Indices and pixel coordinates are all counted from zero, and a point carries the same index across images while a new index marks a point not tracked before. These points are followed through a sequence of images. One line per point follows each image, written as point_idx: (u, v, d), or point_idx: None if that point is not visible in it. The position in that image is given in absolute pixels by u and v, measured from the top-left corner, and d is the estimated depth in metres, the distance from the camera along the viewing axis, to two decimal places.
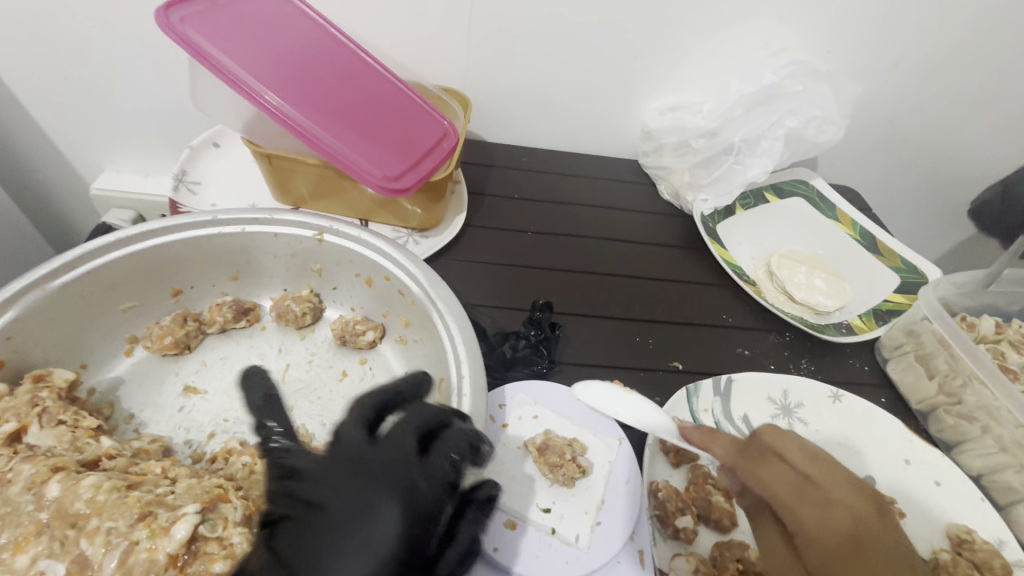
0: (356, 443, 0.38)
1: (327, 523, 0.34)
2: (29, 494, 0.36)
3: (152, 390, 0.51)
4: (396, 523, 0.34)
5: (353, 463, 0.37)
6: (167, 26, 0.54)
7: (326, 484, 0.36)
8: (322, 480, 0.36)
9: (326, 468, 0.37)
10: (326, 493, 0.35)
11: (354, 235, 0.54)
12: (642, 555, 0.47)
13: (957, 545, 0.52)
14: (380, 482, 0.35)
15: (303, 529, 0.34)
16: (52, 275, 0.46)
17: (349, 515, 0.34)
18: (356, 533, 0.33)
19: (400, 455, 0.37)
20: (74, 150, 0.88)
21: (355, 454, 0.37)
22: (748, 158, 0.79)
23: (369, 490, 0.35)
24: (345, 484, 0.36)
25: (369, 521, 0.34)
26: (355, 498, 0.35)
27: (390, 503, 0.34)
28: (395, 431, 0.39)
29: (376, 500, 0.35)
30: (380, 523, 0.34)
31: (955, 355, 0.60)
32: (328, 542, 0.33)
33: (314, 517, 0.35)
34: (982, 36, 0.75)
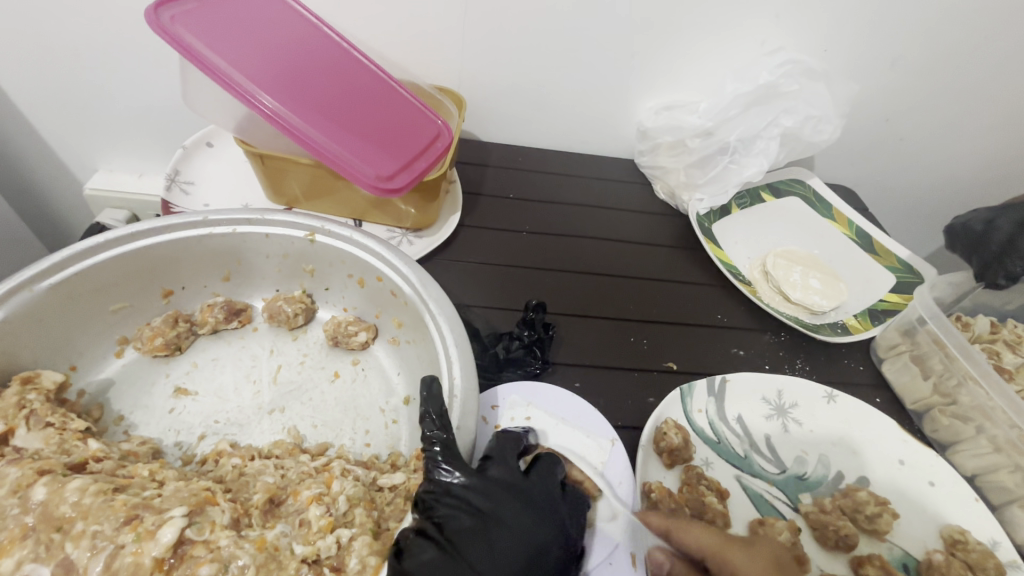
0: (512, 471, 0.44)
1: (500, 528, 0.39)
2: (15, 498, 0.35)
3: (143, 391, 0.51)
4: (554, 543, 0.40)
5: (517, 489, 0.43)
6: (157, 26, 0.54)
7: (500, 498, 0.41)
8: (488, 490, 0.41)
9: (494, 484, 0.42)
10: (498, 502, 0.40)
11: (346, 235, 0.54)
12: (634, 556, 0.46)
13: (950, 545, 0.52)
14: (547, 510, 0.42)
15: (478, 530, 0.38)
16: (41, 276, 0.46)
17: (514, 528, 0.39)
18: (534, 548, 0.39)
19: (548, 488, 0.44)
20: (67, 150, 0.88)
21: (511, 480, 0.43)
22: (743, 157, 0.79)
23: (537, 514, 0.41)
24: (515, 500, 0.41)
25: (538, 539, 0.40)
26: (520, 516, 0.40)
27: (551, 529, 0.41)
28: (543, 468, 0.46)
29: (540, 525, 0.41)
30: (546, 539, 0.40)
31: (950, 356, 0.59)
32: (497, 544, 0.38)
33: (484, 520, 0.39)
34: (979, 35, 0.74)
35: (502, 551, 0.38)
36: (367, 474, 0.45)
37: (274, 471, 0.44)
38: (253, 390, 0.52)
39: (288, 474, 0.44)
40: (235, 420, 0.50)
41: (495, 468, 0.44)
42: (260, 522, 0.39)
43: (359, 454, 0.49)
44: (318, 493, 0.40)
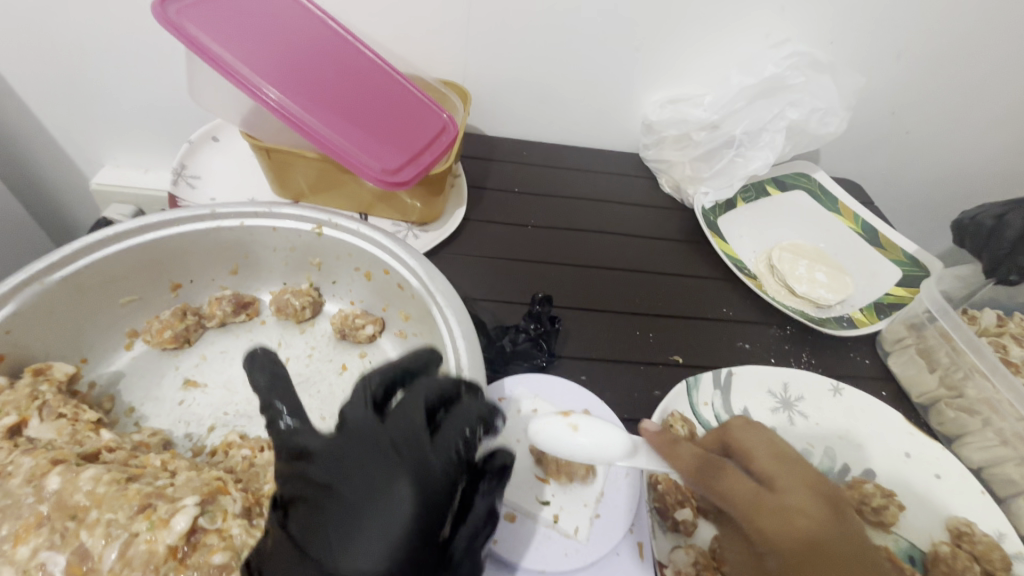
0: (366, 422, 0.39)
1: (340, 507, 0.35)
2: (29, 487, 0.36)
3: (152, 383, 0.51)
4: (403, 499, 0.34)
5: (360, 444, 0.38)
6: (164, 20, 0.54)
7: (337, 464, 0.37)
8: (331, 463, 0.37)
9: (348, 455, 0.37)
10: (341, 476, 0.36)
11: (353, 228, 0.54)
12: (641, 548, 0.47)
13: (956, 537, 0.52)
14: (394, 457, 0.36)
15: (315, 515, 0.35)
16: (51, 269, 0.46)
17: (358, 496, 0.35)
18: (373, 511, 0.34)
19: (404, 432, 0.37)
20: (72, 145, 0.88)
21: (363, 434, 0.38)
22: (749, 150, 0.79)
23: (379, 470, 0.36)
24: (357, 464, 0.36)
25: (384, 502, 0.35)
26: (362, 480, 0.36)
27: (401, 481, 0.35)
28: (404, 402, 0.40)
29: (387, 480, 0.35)
30: (392, 503, 0.34)
31: (957, 348, 0.59)
32: (338, 526, 0.34)
33: (323, 501, 0.35)
34: (988, 26, 0.74)
35: (344, 530, 0.34)
36: None
37: None
38: None
39: None
40: (244, 411, 0.50)
41: (344, 428, 0.39)
42: None
43: None
44: None
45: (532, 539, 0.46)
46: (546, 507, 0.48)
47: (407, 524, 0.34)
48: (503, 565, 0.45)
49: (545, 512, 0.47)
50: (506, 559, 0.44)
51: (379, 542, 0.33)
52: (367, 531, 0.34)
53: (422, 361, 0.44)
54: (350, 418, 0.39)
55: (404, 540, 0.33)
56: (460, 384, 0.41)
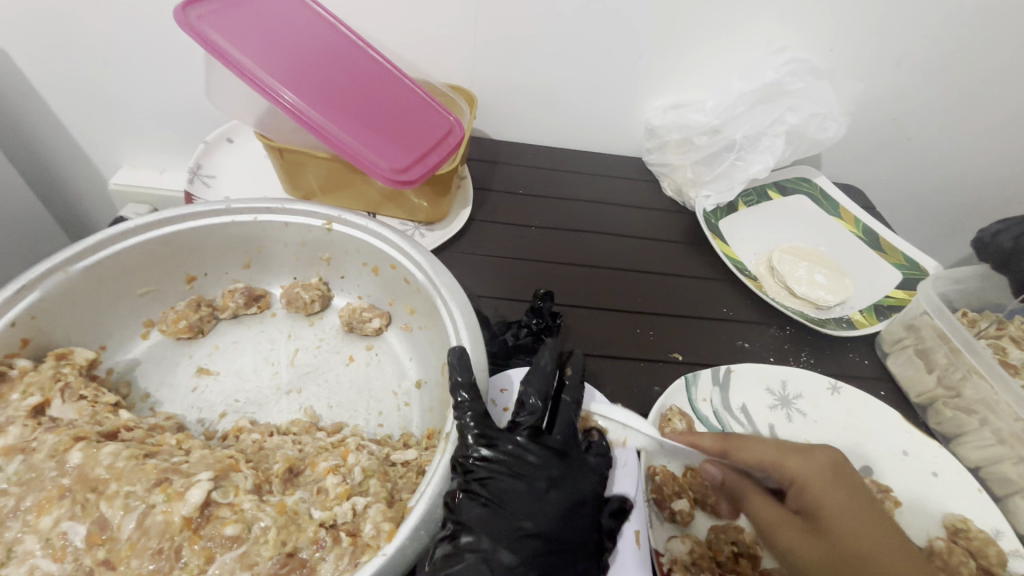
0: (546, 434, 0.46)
1: (541, 485, 0.43)
2: (52, 461, 0.38)
3: (168, 370, 0.53)
4: (592, 495, 0.45)
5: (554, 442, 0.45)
6: (185, 24, 0.56)
7: (534, 452, 0.44)
8: (530, 451, 0.44)
9: (542, 452, 0.44)
10: (540, 461, 0.44)
11: (361, 224, 0.56)
12: (638, 536, 0.46)
13: (952, 534, 0.53)
14: (579, 461, 0.46)
15: (522, 487, 0.42)
16: (75, 258, 0.48)
17: (554, 482, 0.43)
18: (568, 494, 0.43)
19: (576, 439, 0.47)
20: (92, 145, 0.91)
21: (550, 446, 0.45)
22: (749, 154, 0.80)
23: (572, 468, 0.45)
24: (553, 456, 0.44)
25: (578, 484, 0.44)
26: (561, 471, 0.44)
27: (591, 477, 0.46)
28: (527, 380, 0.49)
29: (580, 476, 0.45)
30: (589, 491, 0.45)
31: (954, 349, 0.60)
32: (541, 498, 0.42)
33: (528, 472, 0.43)
34: (986, 34, 0.75)
35: (545, 504, 0.42)
36: (381, 450, 0.47)
37: (292, 446, 0.46)
38: (271, 371, 0.54)
39: (305, 448, 0.46)
40: (255, 399, 0.52)
41: (528, 427, 0.46)
42: (280, 489, 0.41)
43: (373, 434, 0.51)
44: (334, 464, 0.42)
45: None
46: None
47: (590, 513, 0.44)
48: None
49: None
50: None
51: (571, 516, 0.42)
52: (570, 512, 0.42)
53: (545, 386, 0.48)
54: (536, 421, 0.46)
55: (591, 524, 0.44)
56: (546, 403, 0.48)
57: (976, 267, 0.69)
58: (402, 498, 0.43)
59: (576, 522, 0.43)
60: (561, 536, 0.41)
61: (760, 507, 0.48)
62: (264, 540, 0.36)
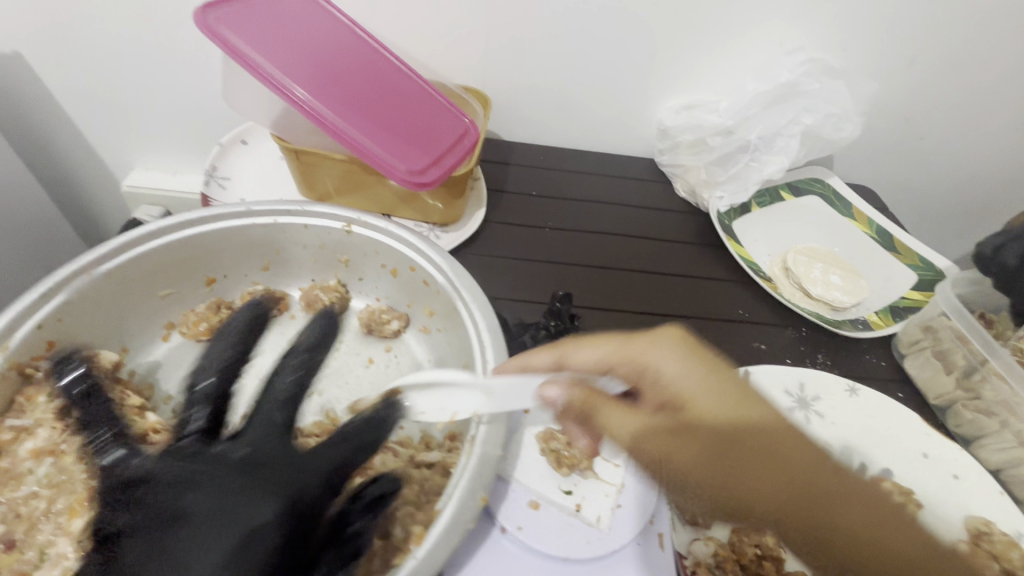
0: (264, 451, 0.40)
1: (195, 530, 0.34)
2: (81, 466, 0.40)
3: (189, 373, 0.53)
4: (267, 524, 0.36)
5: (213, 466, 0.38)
6: (206, 27, 0.56)
7: (184, 488, 0.36)
8: (161, 491, 0.36)
9: (197, 471, 0.38)
10: (188, 502, 0.36)
11: (381, 227, 0.56)
12: (662, 539, 0.46)
13: (975, 537, 0.53)
14: (261, 488, 0.37)
15: (193, 537, 0.34)
16: (98, 261, 0.49)
17: (245, 507, 0.36)
18: (225, 547, 0.34)
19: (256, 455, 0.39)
20: (105, 147, 0.91)
21: (233, 471, 0.38)
22: (764, 155, 0.80)
23: (250, 491, 0.37)
24: (211, 493, 0.36)
25: (242, 519, 0.35)
26: (203, 509, 0.35)
27: (270, 501, 0.37)
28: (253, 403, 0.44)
29: (253, 501, 0.36)
30: (257, 521, 0.35)
31: (974, 351, 0.60)
32: (204, 549, 0.33)
33: (179, 493, 0.36)
34: (1000, 34, 0.75)
35: (191, 554, 0.33)
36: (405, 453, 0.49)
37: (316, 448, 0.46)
38: None
39: None
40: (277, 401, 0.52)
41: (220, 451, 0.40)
42: None
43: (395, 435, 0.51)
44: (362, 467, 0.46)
45: (555, 527, 0.45)
46: (568, 496, 0.47)
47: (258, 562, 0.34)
48: (530, 552, 0.44)
49: (567, 501, 0.46)
50: (530, 545, 0.43)
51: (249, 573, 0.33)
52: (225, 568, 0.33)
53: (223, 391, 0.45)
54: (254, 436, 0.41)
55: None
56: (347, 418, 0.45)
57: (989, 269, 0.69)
58: (429, 501, 0.45)
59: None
60: None
61: (618, 418, 0.42)
62: None
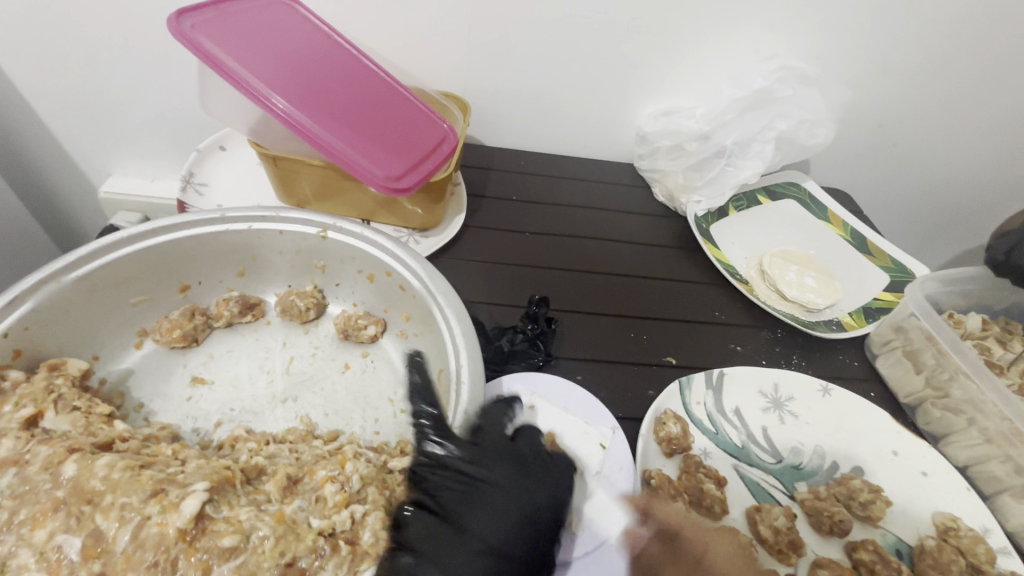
0: (499, 436, 0.48)
1: (508, 500, 0.43)
2: (46, 474, 0.38)
3: (161, 380, 0.53)
4: (550, 505, 0.44)
5: (500, 448, 0.47)
6: (180, 33, 0.56)
7: (484, 466, 0.45)
8: (481, 463, 0.45)
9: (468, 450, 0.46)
10: (494, 475, 0.45)
11: (356, 232, 0.56)
12: (634, 540, 0.48)
13: (942, 532, 0.53)
14: (524, 470, 0.46)
15: (468, 497, 0.43)
16: (68, 268, 0.48)
17: (529, 489, 0.44)
18: (503, 509, 0.43)
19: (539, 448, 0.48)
20: (82, 153, 0.91)
21: (501, 444, 0.47)
22: (740, 160, 0.82)
23: (526, 479, 0.45)
24: (505, 465, 0.46)
25: (533, 504, 0.43)
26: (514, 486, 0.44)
27: (546, 490, 0.45)
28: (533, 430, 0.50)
29: (532, 491, 0.44)
30: (541, 501, 0.44)
31: (942, 351, 0.61)
32: (481, 507, 0.43)
33: (489, 473, 0.45)
34: (968, 41, 0.77)
35: (494, 515, 0.42)
36: (378, 458, 0.48)
37: (289, 455, 0.46)
38: (267, 379, 0.54)
39: (302, 457, 0.46)
40: (250, 408, 0.52)
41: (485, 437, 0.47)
42: (279, 498, 0.41)
43: (370, 441, 0.51)
44: (332, 473, 0.43)
45: None
46: None
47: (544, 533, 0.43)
48: None
49: None
50: None
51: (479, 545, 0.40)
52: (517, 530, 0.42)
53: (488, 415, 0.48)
54: (489, 428, 0.48)
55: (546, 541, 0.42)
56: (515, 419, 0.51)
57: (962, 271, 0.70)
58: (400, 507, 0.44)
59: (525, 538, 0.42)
60: (507, 546, 0.41)
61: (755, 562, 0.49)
62: (260, 551, 0.36)
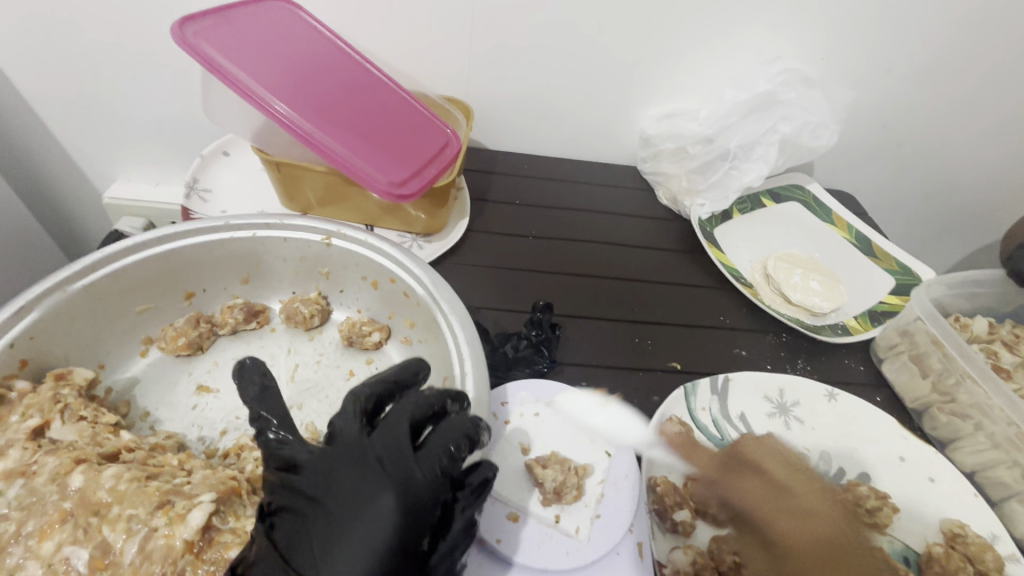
0: (353, 432, 0.40)
1: (348, 516, 0.36)
2: (53, 485, 0.38)
3: (167, 389, 0.53)
4: (419, 510, 0.36)
5: (352, 448, 0.39)
6: (183, 41, 0.56)
7: (325, 477, 0.38)
8: (320, 475, 0.38)
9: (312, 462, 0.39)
10: (336, 486, 0.37)
11: (360, 239, 0.57)
12: (641, 548, 0.48)
13: (950, 539, 0.53)
14: (378, 472, 0.37)
15: (301, 523, 0.37)
16: (73, 278, 0.49)
17: (371, 497, 0.36)
18: (356, 527, 0.35)
19: (396, 440, 0.39)
20: (87, 160, 0.91)
21: (352, 444, 0.39)
22: (743, 163, 0.81)
23: (370, 476, 0.37)
24: (351, 471, 0.38)
25: (381, 512, 0.35)
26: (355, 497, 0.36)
27: (387, 492, 0.36)
28: (392, 418, 0.40)
29: (374, 491, 0.36)
30: (382, 509, 0.35)
31: (948, 355, 0.61)
32: (322, 535, 0.35)
33: (329, 478, 0.38)
34: (972, 42, 0.76)
35: (339, 541, 0.35)
36: None
37: None
38: None
39: None
40: None
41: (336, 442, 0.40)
42: None
43: None
44: None
45: (533, 538, 0.47)
46: (547, 507, 0.49)
47: (400, 551, 0.34)
48: (506, 564, 0.45)
49: (546, 512, 0.48)
50: (508, 558, 0.45)
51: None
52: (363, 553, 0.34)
53: (418, 408, 0.41)
54: (340, 429, 0.40)
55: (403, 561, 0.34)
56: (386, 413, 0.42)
57: (970, 272, 0.70)
58: None
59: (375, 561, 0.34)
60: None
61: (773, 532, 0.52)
62: None
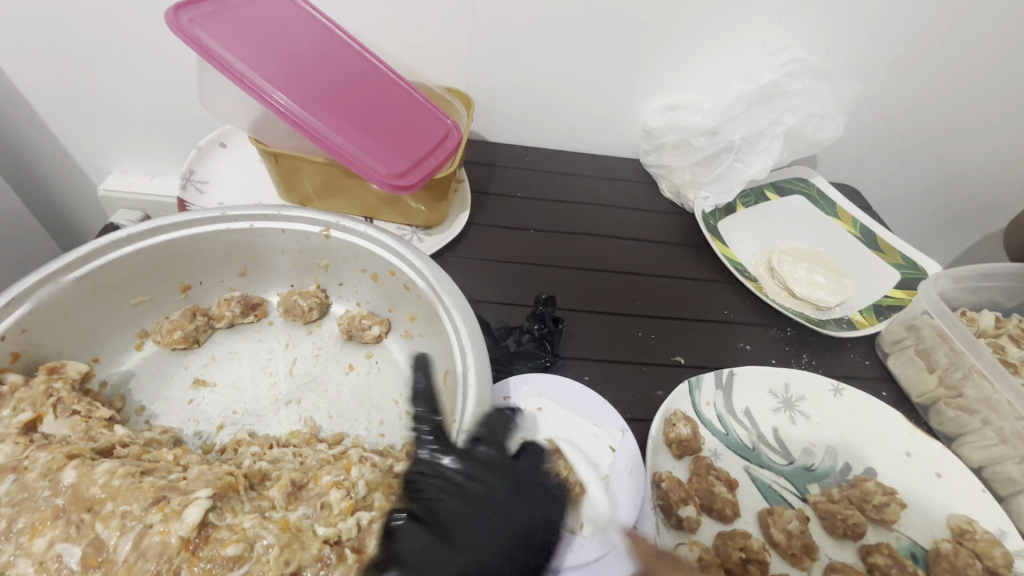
0: (505, 452, 0.47)
1: (503, 520, 0.43)
2: (45, 481, 0.38)
3: (163, 382, 0.52)
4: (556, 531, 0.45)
5: (504, 465, 0.46)
6: (177, 27, 0.55)
7: (485, 482, 0.45)
8: (479, 475, 0.45)
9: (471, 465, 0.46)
10: (494, 493, 0.45)
11: (360, 230, 0.55)
12: (648, 545, 0.46)
13: (958, 535, 0.52)
14: (532, 494, 0.46)
15: (457, 507, 0.43)
16: (65, 269, 0.48)
17: (529, 513, 0.44)
18: (508, 530, 0.43)
19: (542, 472, 0.48)
20: (81, 151, 0.90)
21: (506, 462, 0.47)
22: (748, 156, 0.79)
23: (529, 497, 0.45)
24: (507, 483, 0.45)
25: (532, 525, 0.44)
26: (511, 505, 0.44)
27: (542, 512, 0.45)
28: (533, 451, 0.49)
29: (535, 509, 0.45)
30: (536, 525, 0.44)
31: (955, 349, 0.60)
32: (483, 527, 0.42)
33: (487, 484, 0.45)
34: (980, 34, 0.75)
35: (494, 539, 0.42)
36: (383, 462, 0.47)
37: (293, 459, 0.46)
38: (270, 381, 0.54)
39: (306, 461, 0.46)
40: (253, 410, 0.51)
41: (490, 452, 0.46)
42: (283, 505, 0.41)
43: (375, 443, 0.51)
44: (338, 479, 0.43)
45: None
46: None
47: (540, 558, 0.43)
48: None
49: None
50: None
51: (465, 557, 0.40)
52: (514, 551, 0.42)
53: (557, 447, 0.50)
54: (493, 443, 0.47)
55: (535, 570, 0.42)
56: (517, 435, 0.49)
57: (977, 265, 0.69)
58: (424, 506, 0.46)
59: (521, 562, 0.41)
60: (497, 567, 0.40)
61: None
62: (264, 559, 0.36)
